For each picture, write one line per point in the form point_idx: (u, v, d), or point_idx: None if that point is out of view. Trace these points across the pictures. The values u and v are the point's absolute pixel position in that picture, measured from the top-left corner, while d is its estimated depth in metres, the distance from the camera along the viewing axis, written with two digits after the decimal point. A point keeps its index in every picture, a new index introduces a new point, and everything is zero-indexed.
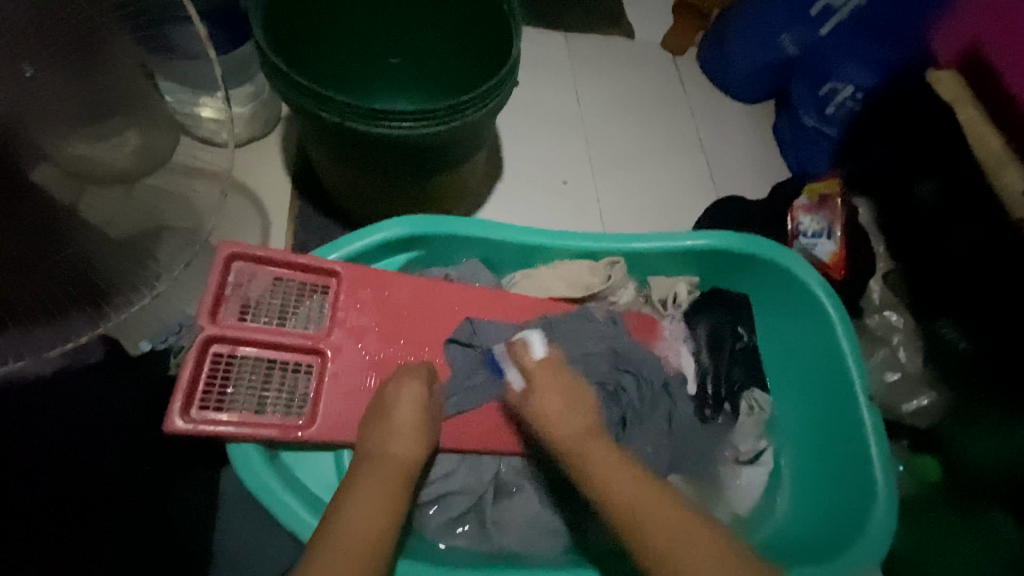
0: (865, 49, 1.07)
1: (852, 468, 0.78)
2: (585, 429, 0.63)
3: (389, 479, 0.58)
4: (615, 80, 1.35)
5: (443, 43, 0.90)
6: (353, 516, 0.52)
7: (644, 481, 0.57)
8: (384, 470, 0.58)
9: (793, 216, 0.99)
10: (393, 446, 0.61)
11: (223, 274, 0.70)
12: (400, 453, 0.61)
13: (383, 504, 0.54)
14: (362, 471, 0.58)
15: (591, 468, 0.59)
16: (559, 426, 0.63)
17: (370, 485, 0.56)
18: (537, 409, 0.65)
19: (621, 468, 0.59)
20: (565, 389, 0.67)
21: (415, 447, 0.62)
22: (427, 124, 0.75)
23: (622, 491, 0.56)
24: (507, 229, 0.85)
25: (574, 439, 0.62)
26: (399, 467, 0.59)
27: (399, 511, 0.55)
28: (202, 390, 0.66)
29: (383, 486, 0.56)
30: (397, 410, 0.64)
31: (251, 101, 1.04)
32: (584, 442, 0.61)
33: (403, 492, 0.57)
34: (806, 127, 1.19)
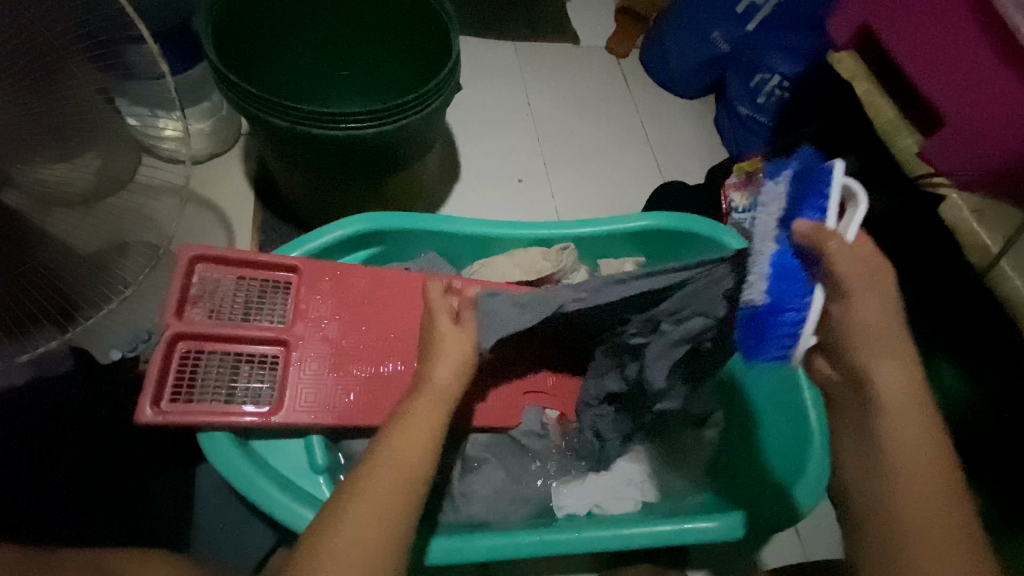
0: (785, 41, 1.18)
1: (793, 421, 0.83)
2: (918, 405, 0.50)
3: (432, 408, 0.58)
4: (563, 83, 1.43)
5: (390, 53, 0.96)
6: (396, 444, 0.54)
7: (936, 460, 0.49)
8: (428, 394, 0.60)
9: (725, 195, 1.05)
10: (435, 373, 0.61)
11: (187, 276, 0.75)
12: (443, 381, 0.61)
13: (419, 438, 0.56)
14: (411, 399, 0.60)
15: (892, 419, 0.50)
16: (891, 396, 0.50)
17: (420, 410, 0.58)
18: (875, 361, 0.51)
19: (927, 442, 0.49)
20: (880, 291, 0.51)
21: (455, 374, 0.62)
22: (376, 124, 0.80)
23: (918, 469, 0.48)
24: (460, 221, 0.91)
25: (900, 394, 0.50)
26: (440, 394, 0.60)
27: (438, 438, 0.57)
28: (171, 383, 0.70)
29: (428, 414, 0.58)
30: (438, 363, 0.62)
31: (210, 117, 1.06)
32: (904, 398, 0.50)
33: (445, 414, 0.59)
34: (742, 115, 1.29)
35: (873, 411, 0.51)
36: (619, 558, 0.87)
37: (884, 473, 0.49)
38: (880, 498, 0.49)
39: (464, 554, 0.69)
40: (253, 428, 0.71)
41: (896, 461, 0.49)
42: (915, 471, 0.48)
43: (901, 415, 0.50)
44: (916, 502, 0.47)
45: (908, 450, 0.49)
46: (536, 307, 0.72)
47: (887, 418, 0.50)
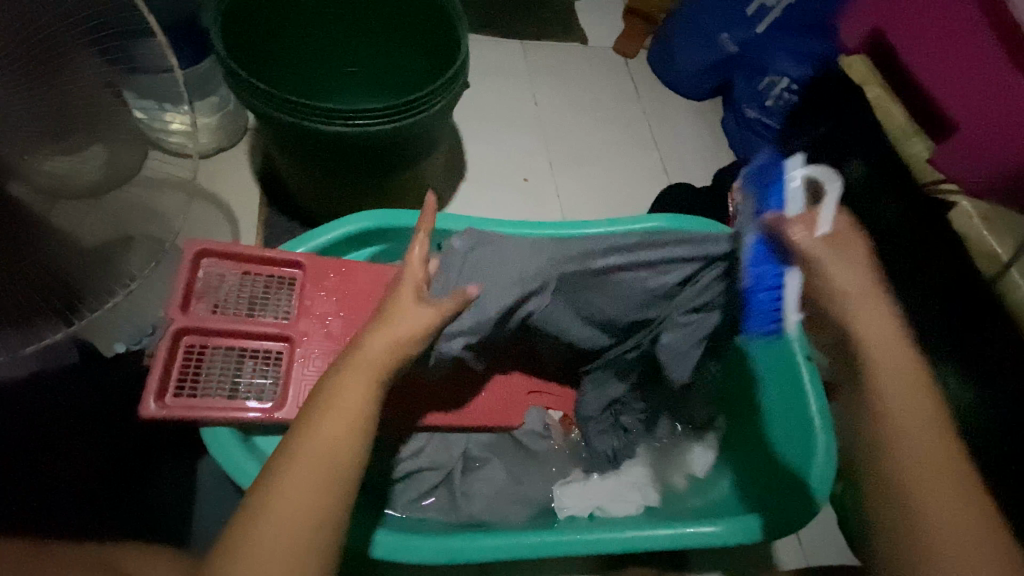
0: (792, 45, 1.17)
1: (793, 420, 0.81)
2: (908, 373, 0.53)
3: (362, 381, 0.52)
4: (570, 83, 1.42)
5: (398, 51, 0.96)
6: (315, 431, 0.48)
7: (932, 420, 0.51)
8: (359, 366, 0.52)
9: (733, 198, 1.05)
10: (372, 343, 0.55)
11: (192, 270, 0.75)
12: (378, 349, 0.55)
13: (344, 414, 0.49)
14: (337, 372, 0.52)
15: (882, 381, 0.53)
16: (887, 361, 0.54)
17: (345, 383, 0.51)
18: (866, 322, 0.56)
19: (926, 404, 0.51)
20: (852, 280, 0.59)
21: (393, 344, 0.56)
22: (384, 121, 0.80)
23: (924, 451, 0.50)
24: (466, 220, 0.91)
25: (882, 352, 0.54)
26: (374, 362, 0.54)
27: (367, 417, 0.50)
28: (175, 377, 0.70)
29: (356, 389, 0.51)
30: (374, 338, 0.55)
31: (217, 111, 1.07)
32: (891, 356, 0.54)
33: (377, 389, 0.52)
34: (749, 119, 1.28)
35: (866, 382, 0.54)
36: (619, 559, 0.88)
37: (887, 450, 0.51)
38: (890, 473, 0.50)
39: (463, 553, 0.69)
40: (256, 424, 0.71)
41: (889, 418, 0.51)
42: (910, 429, 0.50)
43: (889, 378, 0.53)
44: (933, 460, 0.49)
45: (910, 437, 0.50)
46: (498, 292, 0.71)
47: (874, 381, 0.53)
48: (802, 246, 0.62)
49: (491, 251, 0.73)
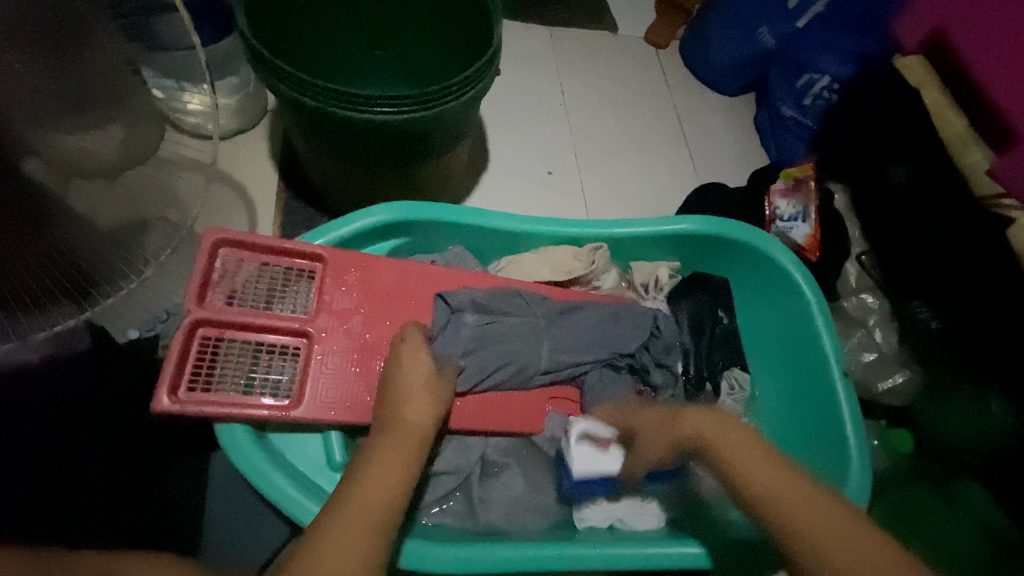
0: (838, 42, 1.11)
1: (829, 442, 0.81)
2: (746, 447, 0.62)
3: (406, 443, 0.58)
4: (599, 73, 1.37)
5: (427, 34, 0.92)
6: (365, 486, 0.52)
7: (790, 478, 0.57)
8: (398, 431, 0.59)
9: (770, 201, 1.01)
10: (406, 410, 0.61)
11: (209, 259, 0.72)
12: (414, 416, 0.61)
13: (393, 469, 0.54)
14: (378, 438, 0.58)
15: (723, 454, 0.62)
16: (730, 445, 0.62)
17: (387, 447, 0.57)
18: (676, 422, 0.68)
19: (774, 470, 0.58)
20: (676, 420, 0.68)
21: (428, 411, 0.62)
22: (412, 110, 0.76)
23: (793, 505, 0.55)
24: (490, 216, 0.87)
25: (716, 431, 0.64)
26: (415, 429, 0.60)
27: (406, 486, 0.54)
28: (190, 371, 0.68)
29: (401, 452, 0.57)
30: (410, 409, 0.61)
31: (237, 93, 1.04)
32: (725, 433, 0.63)
33: (417, 452, 0.58)
34: (785, 118, 1.22)
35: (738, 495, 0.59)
36: None
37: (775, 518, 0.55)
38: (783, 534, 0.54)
39: (479, 565, 0.67)
40: (272, 422, 0.69)
41: (752, 490, 0.57)
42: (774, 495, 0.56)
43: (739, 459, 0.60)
44: (806, 515, 0.53)
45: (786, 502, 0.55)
46: (495, 339, 0.76)
47: (722, 463, 0.61)
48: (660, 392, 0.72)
49: (486, 291, 0.79)
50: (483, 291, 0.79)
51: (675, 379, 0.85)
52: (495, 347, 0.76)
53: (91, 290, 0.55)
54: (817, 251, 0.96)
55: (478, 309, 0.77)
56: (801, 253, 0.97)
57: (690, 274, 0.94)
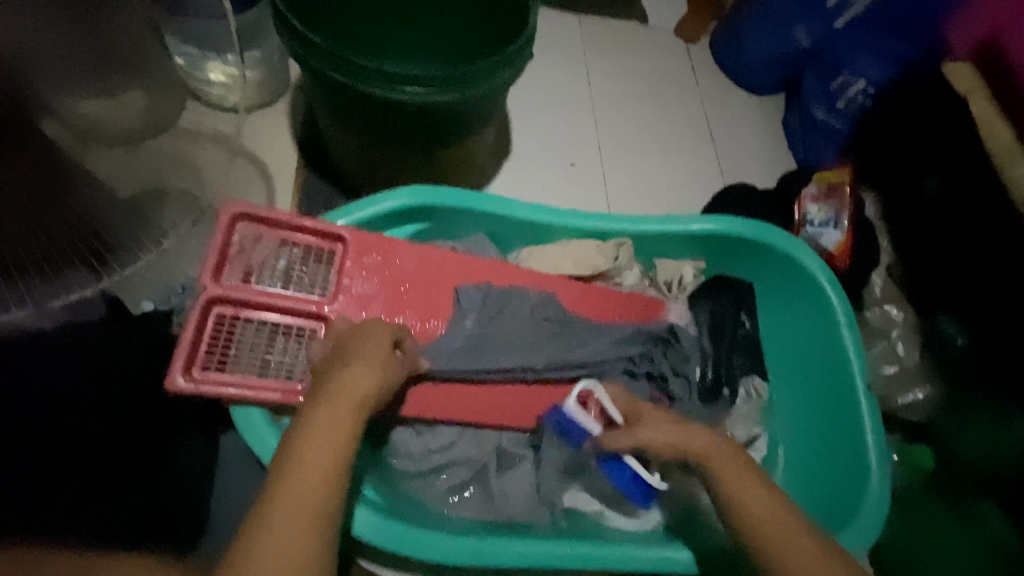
0: (877, 44, 1.06)
1: (847, 459, 0.79)
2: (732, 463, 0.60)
3: (345, 414, 0.50)
4: (626, 64, 1.34)
5: (458, 13, 0.90)
6: (300, 465, 0.45)
7: (780, 522, 0.53)
8: (336, 400, 0.51)
9: (801, 206, 1.01)
10: (351, 375, 0.54)
11: (228, 233, 0.71)
12: (358, 382, 0.53)
13: (329, 442, 0.47)
14: (312, 408, 0.50)
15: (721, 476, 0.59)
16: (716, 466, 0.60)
17: (322, 416, 0.49)
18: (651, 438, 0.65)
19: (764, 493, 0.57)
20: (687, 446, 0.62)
21: (375, 375, 0.55)
22: (442, 91, 0.74)
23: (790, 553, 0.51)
24: (513, 205, 0.85)
25: (716, 463, 0.60)
26: (354, 394, 0.52)
27: (348, 448, 0.47)
28: (204, 350, 0.67)
29: (337, 416, 0.49)
30: (350, 372, 0.54)
31: (260, 66, 1.01)
32: (722, 466, 0.59)
33: (358, 421, 0.50)
34: (816, 121, 1.18)
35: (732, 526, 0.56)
36: None
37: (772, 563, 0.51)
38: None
39: (487, 556, 0.66)
40: (285, 405, 0.69)
41: (743, 525, 0.54)
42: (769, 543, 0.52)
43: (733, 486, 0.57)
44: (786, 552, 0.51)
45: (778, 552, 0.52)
46: (514, 332, 0.76)
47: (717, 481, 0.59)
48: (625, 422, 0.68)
49: (497, 287, 0.79)
50: (493, 287, 0.78)
51: (691, 385, 0.84)
52: (519, 339, 0.76)
53: (106, 257, 0.55)
54: (848, 259, 0.95)
55: (481, 309, 0.77)
56: (832, 262, 0.96)
57: (714, 276, 0.93)
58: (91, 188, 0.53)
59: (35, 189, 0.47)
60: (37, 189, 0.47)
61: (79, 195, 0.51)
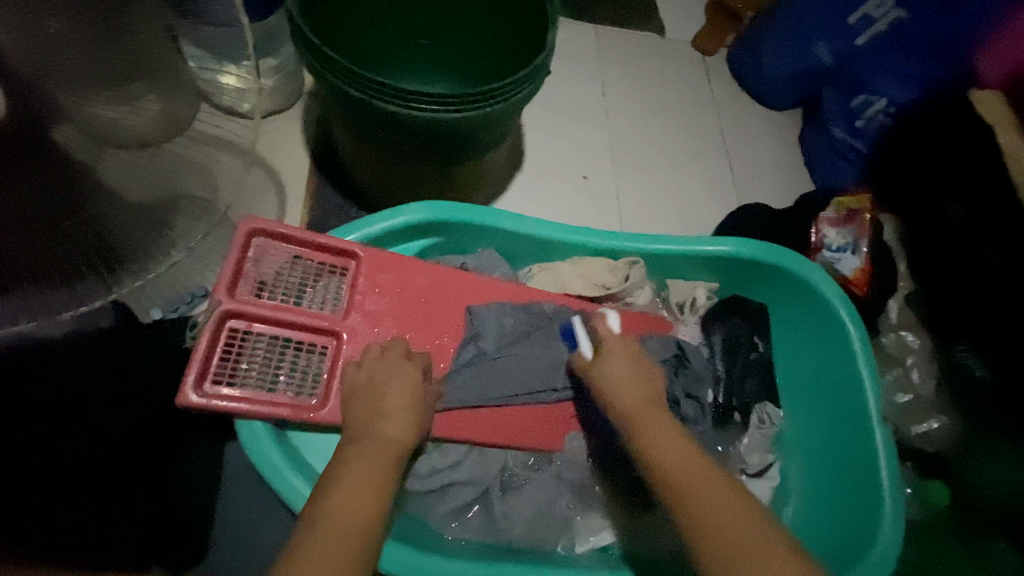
0: (900, 65, 1.04)
1: (861, 489, 0.78)
2: (644, 402, 0.61)
3: (385, 459, 0.55)
4: (642, 76, 1.33)
5: (477, 27, 0.89)
6: (346, 499, 0.50)
7: (684, 445, 0.56)
8: (379, 447, 0.56)
9: (819, 229, 1.00)
10: (386, 427, 0.59)
11: (242, 247, 0.71)
12: (393, 433, 0.59)
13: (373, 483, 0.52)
14: (353, 450, 0.56)
15: (644, 434, 0.58)
16: (628, 395, 0.62)
17: (362, 459, 0.54)
18: (599, 366, 0.66)
19: (668, 427, 0.58)
20: (631, 355, 0.67)
21: (409, 428, 0.60)
22: (459, 109, 0.73)
23: (671, 459, 0.54)
24: (526, 222, 0.85)
25: (622, 356, 0.67)
26: (392, 445, 0.57)
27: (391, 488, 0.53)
28: (216, 364, 0.67)
29: (377, 463, 0.54)
30: (389, 421, 0.60)
31: (276, 74, 1.00)
32: (621, 362, 0.66)
33: (396, 470, 0.55)
34: (835, 138, 1.18)
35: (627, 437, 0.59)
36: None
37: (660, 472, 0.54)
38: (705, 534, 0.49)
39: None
40: (293, 421, 0.69)
41: (665, 477, 0.54)
42: (664, 453, 0.55)
43: (640, 423, 0.59)
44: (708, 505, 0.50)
45: (673, 468, 0.54)
46: (527, 366, 0.76)
47: (640, 442, 0.57)
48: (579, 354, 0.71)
49: (509, 309, 0.78)
50: (504, 310, 0.78)
51: (706, 408, 0.83)
52: (532, 374, 0.76)
53: (118, 267, 0.51)
54: (864, 286, 0.96)
55: (497, 339, 0.76)
56: (849, 288, 0.97)
57: (728, 297, 0.91)
58: (105, 198, 0.48)
59: (46, 196, 0.44)
60: (49, 197, 0.44)
61: (91, 205, 0.47)
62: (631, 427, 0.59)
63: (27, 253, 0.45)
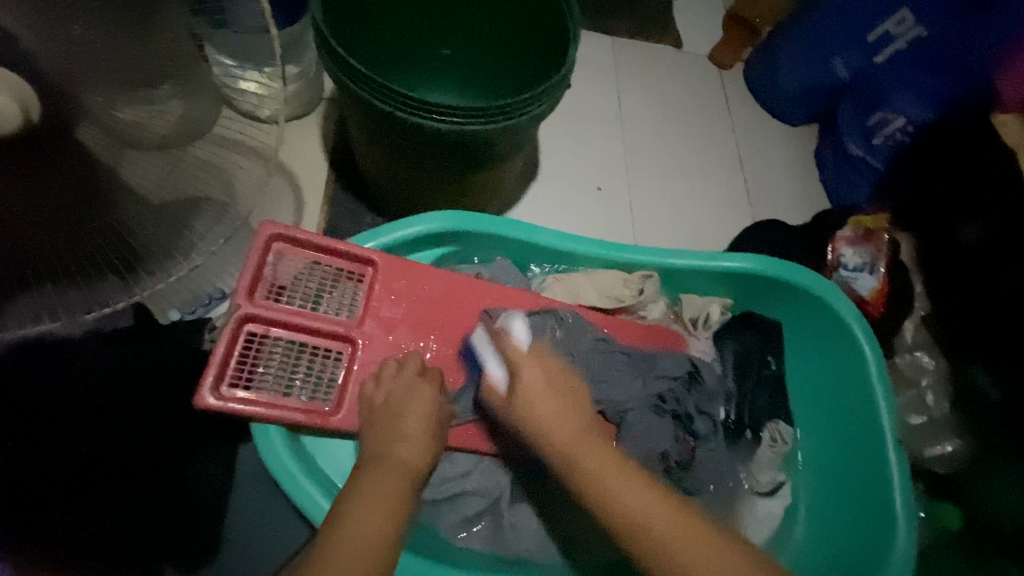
0: (919, 83, 1.04)
1: (872, 512, 0.77)
2: (574, 429, 0.59)
3: (395, 481, 0.56)
4: (657, 88, 1.33)
5: (496, 37, 0.90)
6: (358, 521, 0.51)
7: (630, 475, 0.54)
8: (389, 469, 0.57)
9: (836, 248, 0.99)
10: (400, 448, 0.60)
11: (263, 251, 0.71)
12: (407, 454, 0.60)
13: (382, 505, 0.53)
14: (367, 471, 0.57)
15: (587, 463, 0.55)
16: (551, 427, 0.59)
17: (373, 483, 0.55)
18: (523, 395, 0.62)
19: (607, 457, 0.56)
20: (550, 377, 0.63)
21: (422, 448, 0.61)
22: (481, 121, 0.74)
23: (626, 502, 0.52)
24: (541, 233, 0.85)
25: (525, 373, 0.63)
26: (404, 466, 0.58)
27: (403, 511, 0.54)
28: (233, 367, 0.67)
29: (388, 487, 0.55)
30: (402, 444, 0.61)
31: (297, 81, 1.01)
32: (532, 377, 0.63)
33: (407, 492, 0.56)
34: (852, 155, 1.17)
35: (562, 464, 0.57)
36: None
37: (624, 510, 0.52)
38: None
39: None
40: (306, 425, 0.69)
41: (617, 519, 0.52)
42: (615, 490, 0.53)
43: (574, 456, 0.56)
44: (676, 537, 0.50)
45: (634, 514, 0.51)
46: None
47: (584, 483, 0.55)
48: (515, 357, 0.66)
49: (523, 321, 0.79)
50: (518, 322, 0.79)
51: (717, 424, 0.82)
52: None
53: (136, 265, 0.51)
54: (881, 308, 0.96)
55: None
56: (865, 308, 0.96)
57: (742, 313, 0.91)
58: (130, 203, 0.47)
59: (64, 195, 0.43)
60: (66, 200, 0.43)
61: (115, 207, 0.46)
62: (562, 460, 0.57)
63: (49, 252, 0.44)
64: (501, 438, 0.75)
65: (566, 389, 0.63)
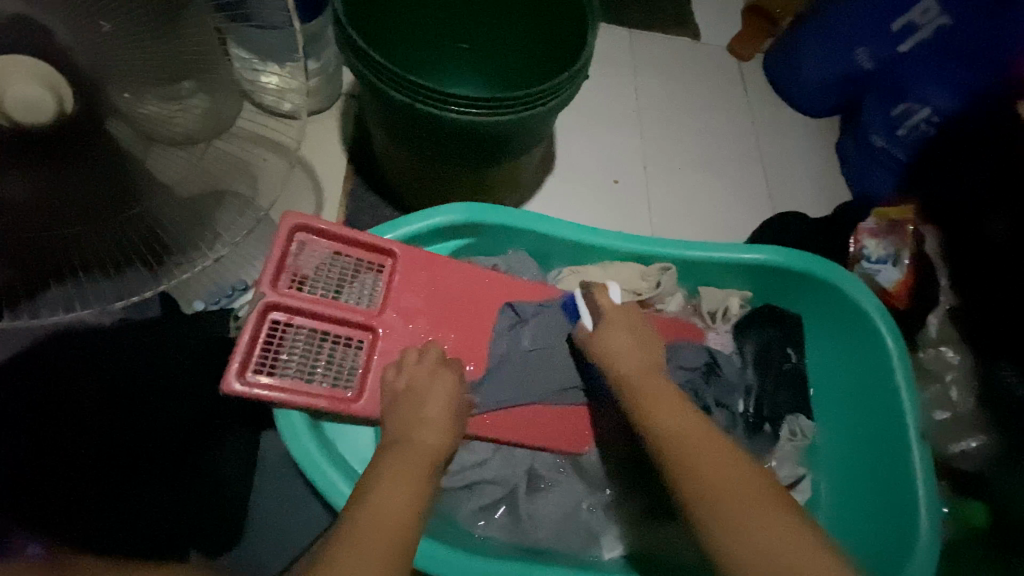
0: (944, 73, 1.00)
1: (894, 507, 0.76)
2: (647, 371, 0.65)
3: (415, 465, 0.57)
4: (675, 80, 1.32)
5: (514, 30, 0.90)
6: (381, 505, 0.52)
7: (695, 425, 0.58)
8: (409, 455, 0.58)
9: (858, 240, 0.97)
10: (423, 434, 0.62)
11: (286, 240, 0.72)
12: (429, 440, 0.61)
13: (403, 489, 0.54)
14: (389, 457, 0.58)
15: (662, 423, 0.58)
16: (624, 365, 0.65)
17: (395, 468, 0.56)
18: (605, 333, 0.69)
19: (678, 405, 0.60)
20: (638, 329, 0.70)
21: (443, 434, 0.62)
22: (501, 111, 0.74)
23: (676, 426, 0.57)
24: (559, 224, 0.85)
25: (619, 313, 0.71)
26: (427, 453, 0.59)
27: (425, 495, 0.55)
28: (258, 353, 0.68)
29: (410, 472, 0.56)
30: (422, 431, 0.62)
31: (317, 76, 1.03)
32: (627, 316, 0.71)
33: (426, 478, 0.57)
34: (874, 147, 1.16)
35: (636, 418, 0.61)
36: None
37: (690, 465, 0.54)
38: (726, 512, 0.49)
39: None
40: (327, 412, 0.70)
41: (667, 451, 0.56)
42: (677, 437, 0.56)
43: (637, 393, 0.62)
44: (716, 481, 0.52)
45: (684, 446, 0.55)
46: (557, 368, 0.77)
47: (662, 433, 0.57)
48: (602, 306, 0.72)
49: (540, 311, 0.79)
50: (536, 312, 0.79)
51: (737, 415, 0.82)
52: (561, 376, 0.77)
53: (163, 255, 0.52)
54: (905, 299, 0.96)
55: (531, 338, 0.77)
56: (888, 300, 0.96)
57: (761, 306, 0.90)
58: (153, 196, 0.49)
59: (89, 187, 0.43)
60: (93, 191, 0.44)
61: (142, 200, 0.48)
62: (634, 400, 0.62)
63: (83, 245, 0.46)
64: (519, 429, 0.75)
65: (656, 353, 0.68)
